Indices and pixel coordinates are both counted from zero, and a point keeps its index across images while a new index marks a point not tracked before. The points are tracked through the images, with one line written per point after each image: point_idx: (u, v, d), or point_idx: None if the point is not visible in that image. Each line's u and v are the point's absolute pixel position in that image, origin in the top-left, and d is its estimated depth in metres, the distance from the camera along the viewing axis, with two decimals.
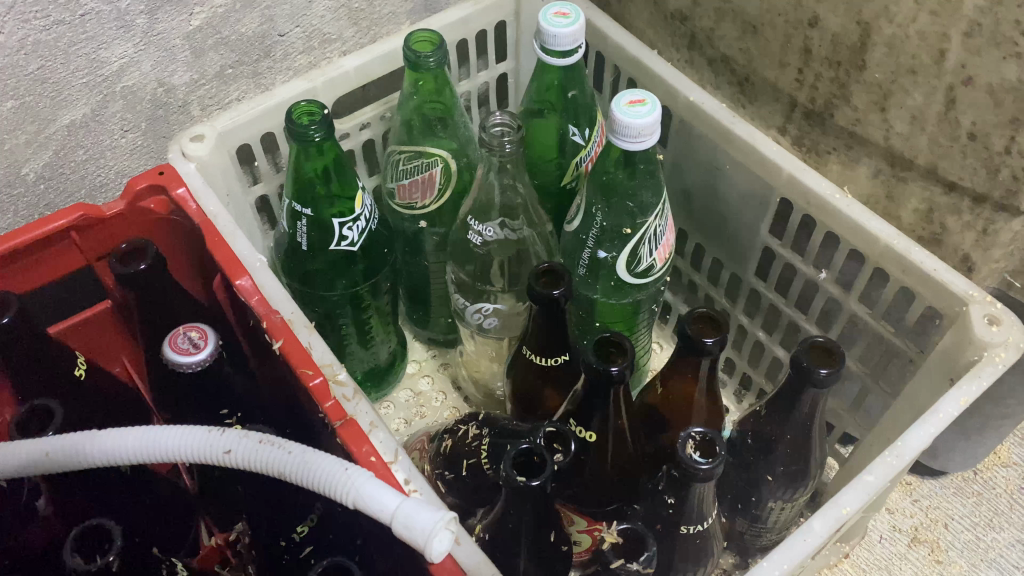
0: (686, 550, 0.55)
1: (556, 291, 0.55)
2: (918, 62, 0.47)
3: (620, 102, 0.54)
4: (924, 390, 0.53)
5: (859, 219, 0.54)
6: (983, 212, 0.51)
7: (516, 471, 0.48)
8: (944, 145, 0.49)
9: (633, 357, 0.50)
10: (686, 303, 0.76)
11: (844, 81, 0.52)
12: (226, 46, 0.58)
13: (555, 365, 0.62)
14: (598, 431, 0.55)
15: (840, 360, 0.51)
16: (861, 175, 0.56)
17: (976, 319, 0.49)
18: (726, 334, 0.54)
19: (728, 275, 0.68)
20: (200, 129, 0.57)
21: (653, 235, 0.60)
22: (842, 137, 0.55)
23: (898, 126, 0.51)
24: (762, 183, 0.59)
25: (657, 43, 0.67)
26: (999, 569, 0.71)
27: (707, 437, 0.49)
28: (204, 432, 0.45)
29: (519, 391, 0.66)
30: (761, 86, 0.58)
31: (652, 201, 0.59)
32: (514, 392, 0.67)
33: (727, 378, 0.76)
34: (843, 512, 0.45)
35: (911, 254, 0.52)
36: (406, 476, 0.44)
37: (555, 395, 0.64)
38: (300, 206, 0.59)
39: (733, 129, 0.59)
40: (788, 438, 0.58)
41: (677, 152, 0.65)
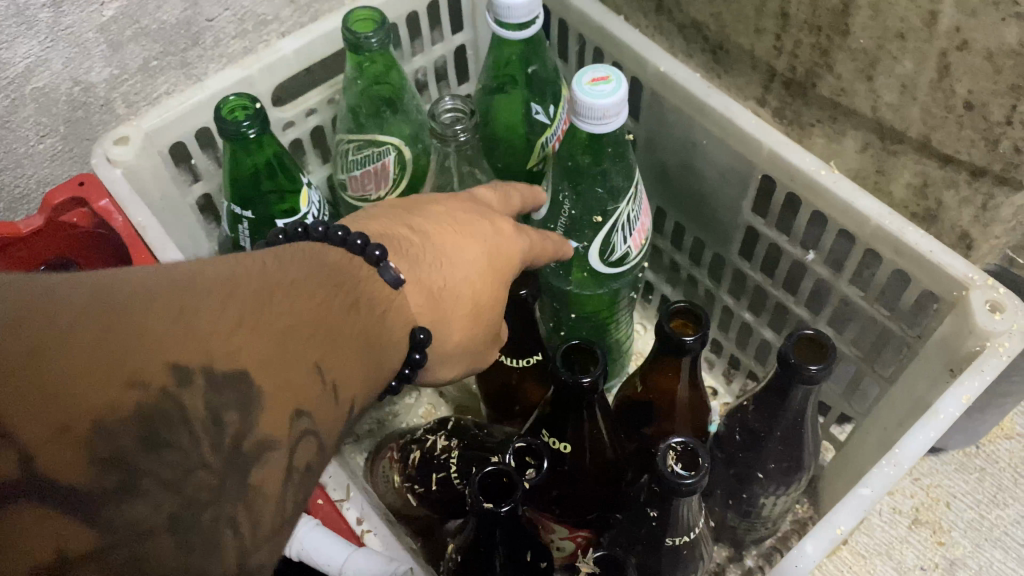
0: (674, 561, 0.52)
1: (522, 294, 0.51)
2: (907, 26, 0.42)
3: (580, 80, 0.49)
4: (922, 380, 0.49)
5: (846, 197, 0.49)
6: (982, 187, 0.46)
7: (483, 496, 0.45)
8: (938, 116, 0.44)
9: (607, 364, 0.46)
10: (668, 284, 0.71)
11: (826, 48, 0.47)
12: (147, 36, 0.53)
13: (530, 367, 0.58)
14: (573, 441, 0.52)
15: (831, 354, 0.47)
16: (848, 149, 0.51)
17: (978, 306, 0.45)
18: (707, 330, 0.49)
19: (711, 255, 0.64)
20: (124, 129, 0.52)
21: (626, 221, 0.56)
22: (826, 109, 0.50)
23: (888, 96, 0.46)
24: (742, 159, 0.54)
25: (623, 7, 0.62)
26: (1004, 548, 0.70)
27: (689, 447, 0.46)
28: None
29: (492, 399, 0.63)
30: (736, 53, 0.53)
31: (623, 185, 0.54)
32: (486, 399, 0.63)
33: (716, 359, 0.72)
34: (837, 531, 0.41)
35: (905, 235, 0.48)
36: (358, 515, 0.40)
37: (535, 392, 0.60)
38: (239, 209, 0.55)
39: (708, 101, 0.54)
40: (778, 434, 0.54)
41: (650, 127, 0.61)
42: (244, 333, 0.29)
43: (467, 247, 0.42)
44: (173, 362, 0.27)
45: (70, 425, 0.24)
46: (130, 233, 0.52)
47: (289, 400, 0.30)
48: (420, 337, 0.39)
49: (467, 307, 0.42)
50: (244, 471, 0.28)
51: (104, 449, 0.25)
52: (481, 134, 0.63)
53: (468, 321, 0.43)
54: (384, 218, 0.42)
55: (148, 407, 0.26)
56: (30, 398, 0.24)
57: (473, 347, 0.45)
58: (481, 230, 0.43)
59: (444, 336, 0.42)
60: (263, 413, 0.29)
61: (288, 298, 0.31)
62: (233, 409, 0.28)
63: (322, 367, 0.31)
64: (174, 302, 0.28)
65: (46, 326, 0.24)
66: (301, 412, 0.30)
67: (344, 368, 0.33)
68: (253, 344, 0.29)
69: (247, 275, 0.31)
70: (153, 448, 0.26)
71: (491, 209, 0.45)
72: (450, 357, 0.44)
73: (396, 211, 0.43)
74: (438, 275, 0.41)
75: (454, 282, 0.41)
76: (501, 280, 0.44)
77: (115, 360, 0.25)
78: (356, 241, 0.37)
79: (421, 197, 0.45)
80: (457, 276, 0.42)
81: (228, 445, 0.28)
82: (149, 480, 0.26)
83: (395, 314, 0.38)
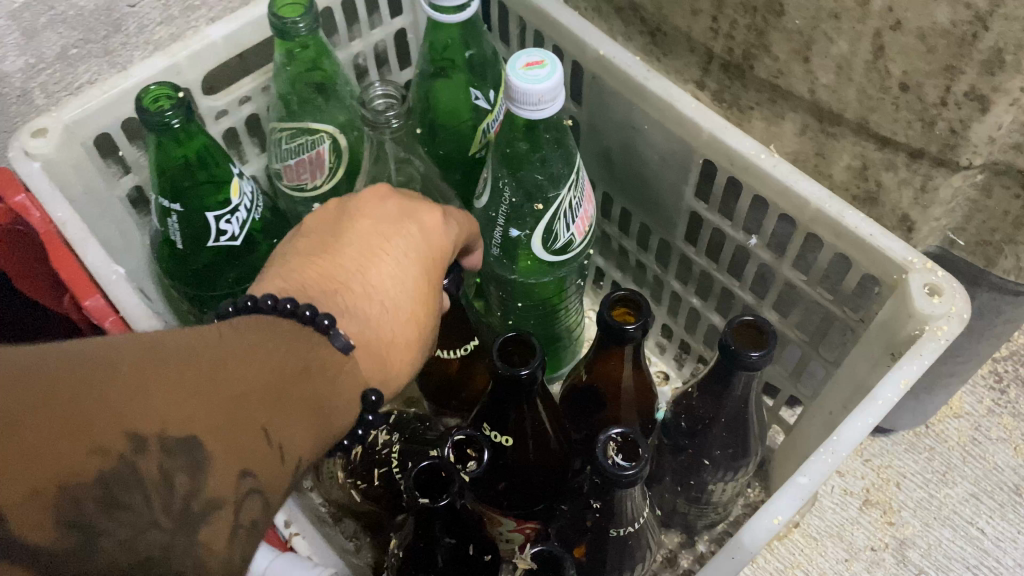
0: (620, 551, 0.51)
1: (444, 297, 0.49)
2: (840, 5, 0.41)
3: (514, 65, 0.47)
4: (864, 364, 0.49)
5: (786, 181, 0.49)
6: (920, 168, 0.46)
7: (418, 491, 0.44)
8: (874, 97, 0.44)
9: (545, 356, 0.45)
10: (619, 270, 0.70)
11: (762, 29, 0.46)
12: (63, 24, 0.51)
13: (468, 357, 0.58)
14: (514, 434, 0.51)
15: (771, 340, 0.47)
16: (787, 132, 0.50)
17: (915, 290, 0.44)
18: (648, 318, 0.49)
19: (657, 241, 0.63)
20: (42, 121, 0.50)
21: (568, 209, 0.55)
22: (764, 91, 0.49)
23: (824, 77, 0.45)
24: (683, 143, 0.53)
25: None
26: (953, 527, 0.71)
27: (630, 437, 0.45)
28: None
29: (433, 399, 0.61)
30: (674, 36, 0.52)
31: (564, 171, 0.53)
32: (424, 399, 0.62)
33: (666, 343, 0.71)
34: (775, 522, 0.40)
35: (844, 217, 0.47)
36: (286, 519, 0.39)
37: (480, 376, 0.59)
38: (167, 202, 0.53)
39: (647, 85, 0.53)
40: (722, 421, 0.54)
41: (592, 111, 0.59)
42: (201, 400, 0.30)
43: (405, 278, 0.43)
44: (131, 430, 0.27)
45: (38, 491, 0.25)
46: (48, 230, 0.49)
47: (237, 460, 0.31)
48: (371, 399, 0.38)
49: (414, 341, 0.43)
50: (193, 530, 0.29)
51: (67, 513, 0.26)
52: (421, 120, 0.61)
53: (416, 357, 0.43)
54: (317, 265, 0.42)
55: (112, 473, 0.27)
56: (9, 460, 0.24)
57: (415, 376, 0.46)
58: (417, 257, 0.44)
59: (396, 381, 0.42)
60: (213, 472, 0.30)
61: (244, 360, 0.33)
62: (183, 472, 0.29)
63: (270, 432, 0.32)
64: (133, 373, 0.28)
65: (20, 394, 0.25)
66: (246, 471, 0.31)
67: (290, 432, 0.33)
68: (207, 411, 0.30)
69: (204, 344, 0.32)
70: (112, 510, 0.27)
71: (411, 204, 0.46)
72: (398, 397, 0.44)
73: (318, 247, 0.44)
74: (383, 325, 0.41)
75: (402, 329, 0.42)
76: (437, 285, 0.45)
77: (80, 431, 0.26)
78: (305, 312, 0.37)
79: (343, 215, 0.46)
80: (400, 317, 0.42)
81: (180, 504, 0.29)
82: (106, 539, 0.27)
83: (342, 378, 0.37)
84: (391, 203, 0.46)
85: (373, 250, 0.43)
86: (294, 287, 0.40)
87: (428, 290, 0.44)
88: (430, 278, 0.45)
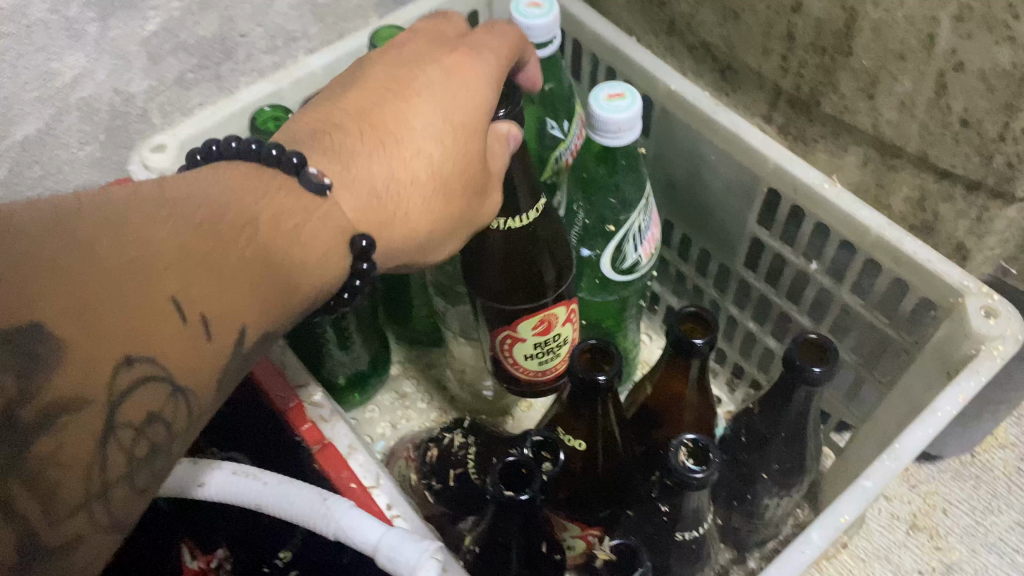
0: (683, 556, 0.54)
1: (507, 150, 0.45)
2: (906, 48, 0.45)
3: (597, 96, 0.51)
4: (918, 383, 0.52)
5: (848, 209, 0.52)
6: (977, 200, 0.49)
7: (504, 485, 0.47)
8: (935, 132, 0.47)
9: (621, 363, 0.49)
10: (675, 294, 0.73)
11: (830, 68, 0.50)
12: (187, 47, 0.63)
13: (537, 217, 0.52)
14: (587, 437, 0.55)
15: (833, 357, 0.50)
16: (849, 164, 0.54)
17: (972, 312, 0.47)
18: (716, 334, 0.52)
19: (717, 266, 0.66)
20: (161, 138, 0.55)
21: (637, 232, 0.58)
22: (829, 125, 0.53)
23: (888, 113, 0.49)
24: (748, 172, 0.57)
25: (633, 28, 0.65)
26: (998, 553, 0.72)
27: (701, 444, 0.48)
28: (182, 465, 0.42)
29: (507, 294, 0.54)
30: (744, 73, 0.56)
31: (634, 196, 0.57)
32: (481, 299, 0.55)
33: (720, 368, 0.74)
34: (841, 520, 0.44)
35: (903, 244, 0.50)
36: (388, 501, 0.41)
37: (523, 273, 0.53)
38: None
39: (716, 117, 0.57)
40: (782, 435, 0.57)
41: (659, 141, 0.63)
42: (71, 279, 0.28)
43: (418, 122, 0.42)
44: None
45: None
46: None
47: (121, 345, 0.29)
48: (361, 244, 0.38)
49: (419, 196, 0.42)
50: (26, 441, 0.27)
51: None
52: None
53: (427, 213, 0.42)
54: (324, 110, 0.43)
55: None
56: None
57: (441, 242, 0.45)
58: (437, 102, 0.43)
59: (399, 230, 0.41)
60: (63, 368, 0.27)
61: (190, 213, 0.33)
62: (9, 374, 0.27)
63: (181, 301, 0.30)
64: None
65: None
66: (132, 359, 0.29)
67: (213, 297, 0.31)
68: (70, 293, 0.28)
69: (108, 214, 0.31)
70: None
71: (440, 52, 0.45)
72: (411, 259, 0.44)
73: (332, 93, 0.45)
74: (376, 176, 0.40)
75: (411, 174, 0.42)
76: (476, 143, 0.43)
77: None
78: (272, 151, 0.38)
79: (361, 66, 0.46)
80: (410, 159, 0.42)
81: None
82: None
83: (320, 218, 0.37)
84: (430, 48, 0.45)
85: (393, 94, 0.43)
86: (290, 134, 0.42)
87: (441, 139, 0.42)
88: (452, 118, 0.42)
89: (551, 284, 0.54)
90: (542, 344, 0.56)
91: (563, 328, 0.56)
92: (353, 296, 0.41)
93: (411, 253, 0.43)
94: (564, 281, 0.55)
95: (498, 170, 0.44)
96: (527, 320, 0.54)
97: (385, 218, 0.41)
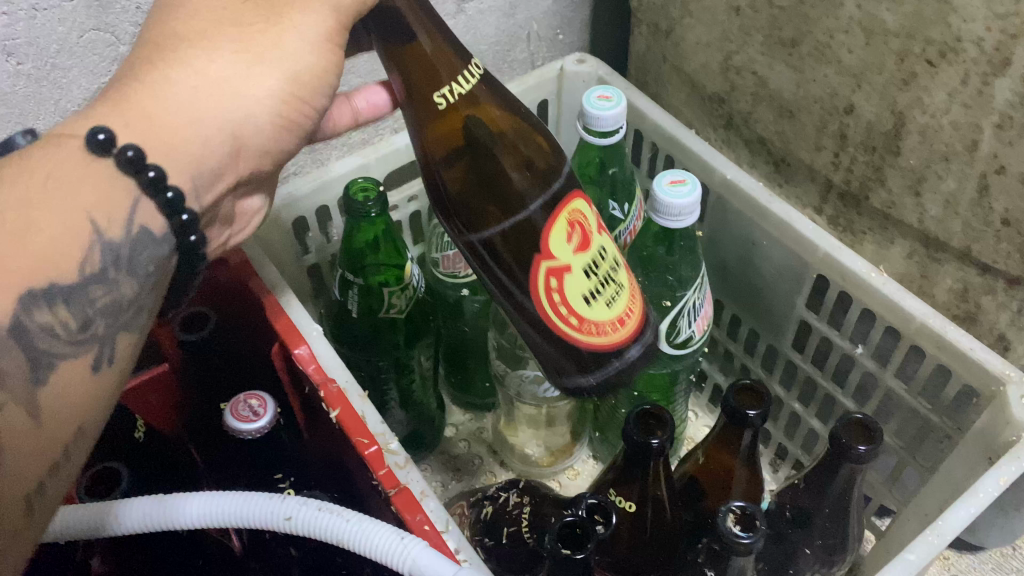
0: None
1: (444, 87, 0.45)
2: (951, 150, 0.49)
3: (661, 182, 0.56)
4: (960, 467, 0.54)
5: (894, 297, 0.55)
6: (1018, 294, 0.52)
7: (561, 543, 0.50)
8: (978, 229, 0.51)
9: (673, 431, 0.51)
10: (721, 372, 0.76)
11: (880, 166, 0.54)
12: None
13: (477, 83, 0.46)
14: (637, 500, 0.57)
15: (879, 437, 0.52)
16: (896, 255, 0.58)
17: (1013, 399, 0.50)
18: (769, 407, 0.55)
19: (764, 346, 0.69)
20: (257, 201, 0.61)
21: (692, 308, 0.62)
22: (877, 219, 0.57)
23: (933, 210, 0.53)
24: (798, 258, 0.61)
25: (693, 121, 0.70)
26: None
27: (749, 511, 0.49)
28: (265, 499, 0.45)
29: (488, 219, 0.46)
30: (797, 166, 0.61)
31: (690, 275, 0.61)
32: (464, 235, 0.48)
33: (763, 447, 0.76)
34: None
35: (946, 332, 0.53)
36: (457, 546, 0.44)
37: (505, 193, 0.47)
38: (351, 275, 0.64)
39: (769, 206, 0.61)
40: (826, 511, 0.59)
41: (714, 227, 0.67)
42: None
43: (173, 31, 0.44)
44: None
45: None
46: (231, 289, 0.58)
47: None
48: (98, 138, 0.40)
49: (193, 81, 0.43)
50: None
51: None
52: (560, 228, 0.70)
53: (220, 85, 0.43)
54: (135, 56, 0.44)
55: None
56: None
57: (273, 125, 0.46)
58: (189, 10, 0.44)
59: (170, 113, 0.42)
60: None
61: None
62: None
63: None
64: None
65: None
66: None
67: None
68: None
69: None
70: None
71: None
72: (239, 150, 0.45)
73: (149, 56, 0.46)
74: (139, 98, 0.42)
75: (176, 62, 0.42)
76: (255, 34, 0.44)
77: None
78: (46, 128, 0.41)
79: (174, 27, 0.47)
80: (191, 62, 0.43)
81: None
82: None
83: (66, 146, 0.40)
84: None
85: (166, 21, 0.44)
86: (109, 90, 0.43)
87: (209, 39, 0.43)
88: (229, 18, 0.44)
89: (530, 195, 0.46)
90: (592, 270, 0.45)
91: (603, 238, 0.46)
92: (174, 191, 0.42)
93: (228, 138, 0.44)
94: (556, 179, 0.47)
95: (337, 24, 0.44)
96: (556, 232, 0.44)
97: (152, 123, 0.42)
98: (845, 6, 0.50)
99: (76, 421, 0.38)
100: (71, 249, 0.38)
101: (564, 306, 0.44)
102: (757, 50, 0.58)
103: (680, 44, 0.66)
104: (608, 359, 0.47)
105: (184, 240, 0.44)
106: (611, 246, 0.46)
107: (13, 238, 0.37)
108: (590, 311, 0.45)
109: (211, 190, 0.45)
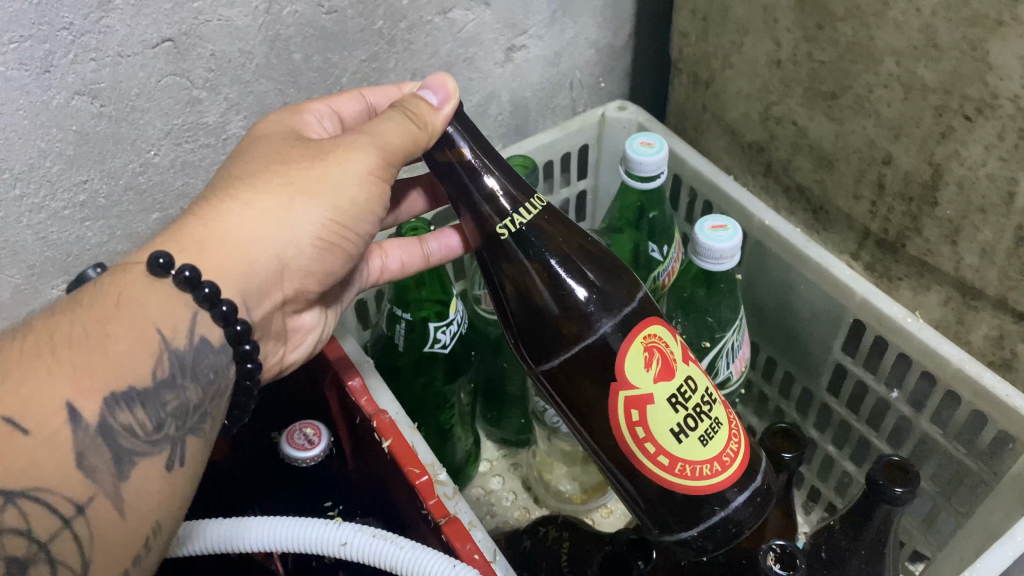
0: None
1: (489, 183, 0.48)
2: (988, 202, 0.51)
3: (703, 227, 0.58)
4: (997, 512, 0.54)
5: (930, 342, 0.56)
6: None
7: None
8: (1013, 278, 0.52)
9: None
10: (756, 415, 0.78)
11: (917, 215, 0.56)
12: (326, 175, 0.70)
13: (539, 215, 0.50)
14: None
15: (915, 479, 0.53)
16: (932, 301, 0.59)
17: None
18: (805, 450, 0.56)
19: (800, 389, 0.71)
20: None
21: (730, 348, 0.63)
22: (913, 266, 0.59)
23: (969, 258, 0.54)
24: (836, 303, 0.62)
25: (732, 168, 0.72)
26: None
27: (788, 549, 0.50)
28: (321, 525, 0.47)
29: (557, 345, 0.48)
30: (835, 214, 0.63)
31: (730, 316, 0.62)
32: (534, 366, 0.49)
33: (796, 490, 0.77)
34: None
35: (982, 378, 0.54)
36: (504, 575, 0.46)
37: (568, 318, 0.48)
38: (400, 310, 0.67)
39: (807, 251, 0.63)
40: (862, 552, 0.59)
41: (752, 271, 0.69)
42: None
43: (231, 170, 0.48)
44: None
45: None
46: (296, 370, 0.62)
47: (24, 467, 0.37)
48: (160, 262, 0.43)
49: (251, 209, 0.46)
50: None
51: None
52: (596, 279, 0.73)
53: (268, 215, 0.47)
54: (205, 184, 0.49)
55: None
56: None
57: (315, 245, 0.48)
58: (248, 156, 0.49)
59: (231, 238, 0.46)
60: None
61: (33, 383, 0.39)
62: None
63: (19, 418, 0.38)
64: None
65: None
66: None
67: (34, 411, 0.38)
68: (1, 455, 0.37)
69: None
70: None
71: (263, 134, 0.51)
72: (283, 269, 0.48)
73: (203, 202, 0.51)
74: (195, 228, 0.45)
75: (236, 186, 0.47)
76: (304, 171, 0.48)
77: None
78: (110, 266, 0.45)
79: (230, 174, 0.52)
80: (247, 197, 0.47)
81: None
82: None
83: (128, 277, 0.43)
84: (273, 133, 0.51)
85: (228, 167, 0.49)
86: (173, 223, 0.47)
87: (266, 177, 0.47)
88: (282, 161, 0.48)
89: (596, 314, 0.48)
90: (678, 404, 0.46)
91: (686, 367, 0.47)
92: (230, 305, 0.45)
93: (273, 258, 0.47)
94: (634, 302, 0.48)
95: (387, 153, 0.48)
96: (632, 357, 0.46)
97: (207, 256, 0.45)
98: (885, 62, 0.52)
99: (142, 500, 0.40)
100: (144, 354, 0.42)
101: (653, 444, 0.46)
102: (798, 102, 0.60)
103: (721, 94, 0.68)
104: (709, 501, 0.48)
105: (241, 349, 0.46)
106: (697, 376, 0.48)
107: (91, 349, 0.40)
108: (679, 444, 0.46)
109: (261, 305, 0.48)
